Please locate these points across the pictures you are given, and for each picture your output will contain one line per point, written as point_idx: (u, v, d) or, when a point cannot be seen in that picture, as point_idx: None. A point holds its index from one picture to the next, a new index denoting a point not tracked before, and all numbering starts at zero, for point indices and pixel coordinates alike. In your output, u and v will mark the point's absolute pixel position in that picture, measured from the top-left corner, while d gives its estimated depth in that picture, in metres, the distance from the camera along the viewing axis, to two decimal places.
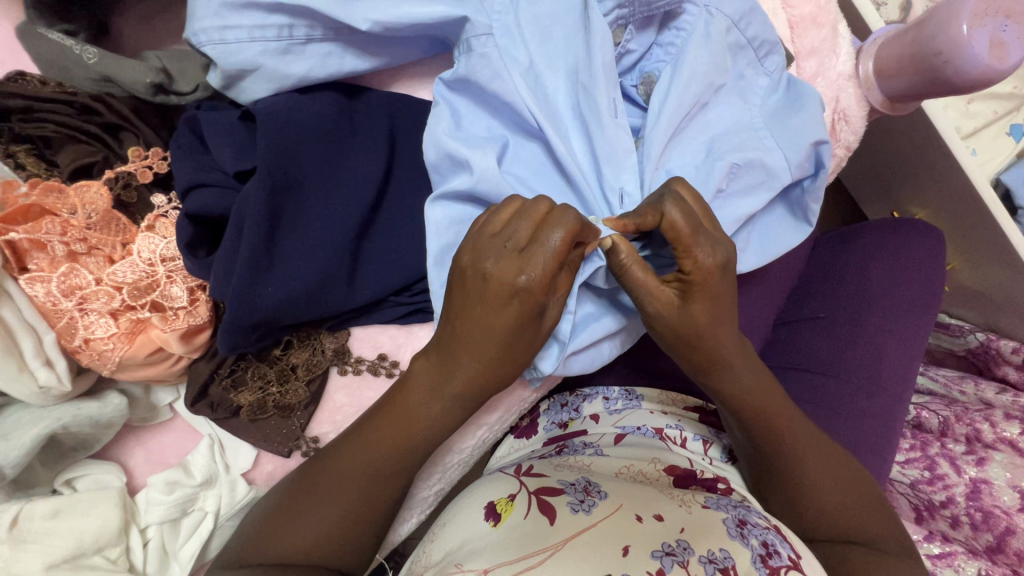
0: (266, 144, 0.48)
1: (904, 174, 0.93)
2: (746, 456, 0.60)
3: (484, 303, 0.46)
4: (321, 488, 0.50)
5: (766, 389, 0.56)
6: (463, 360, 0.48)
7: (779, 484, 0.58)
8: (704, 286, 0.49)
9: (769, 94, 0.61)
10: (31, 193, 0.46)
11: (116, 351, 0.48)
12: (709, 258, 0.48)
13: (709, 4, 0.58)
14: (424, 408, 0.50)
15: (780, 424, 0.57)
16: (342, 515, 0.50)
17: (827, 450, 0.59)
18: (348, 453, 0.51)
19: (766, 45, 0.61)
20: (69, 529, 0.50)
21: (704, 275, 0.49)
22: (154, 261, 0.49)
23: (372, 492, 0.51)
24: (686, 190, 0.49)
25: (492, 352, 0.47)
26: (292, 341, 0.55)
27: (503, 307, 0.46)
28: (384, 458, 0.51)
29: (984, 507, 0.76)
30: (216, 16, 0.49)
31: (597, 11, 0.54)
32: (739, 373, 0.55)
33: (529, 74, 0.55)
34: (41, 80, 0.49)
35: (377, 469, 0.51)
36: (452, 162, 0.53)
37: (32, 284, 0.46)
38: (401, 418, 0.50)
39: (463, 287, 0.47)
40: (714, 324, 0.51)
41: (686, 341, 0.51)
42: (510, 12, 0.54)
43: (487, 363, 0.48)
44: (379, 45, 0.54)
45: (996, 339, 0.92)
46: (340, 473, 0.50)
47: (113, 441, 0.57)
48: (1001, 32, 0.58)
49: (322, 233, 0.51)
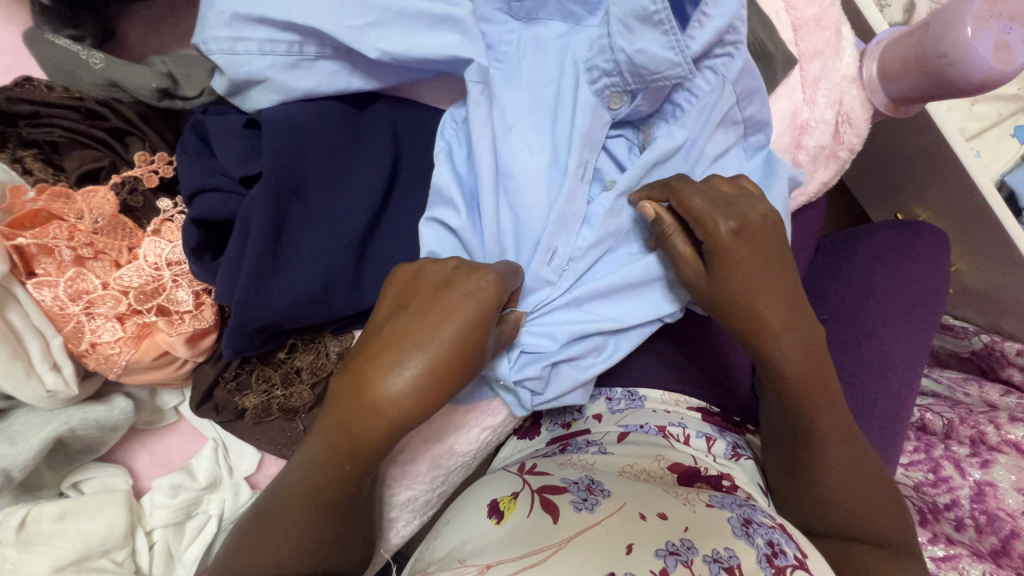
0: (273, 152, 0.49)
1: (908, 176, 0.93)
2: (782, 439, 0.61)
3: (438, 309, 0.44)
4: (285, 500, 0.48)
5: (814, 366, 0.56)
6: (403, 383, 0.42)
7: (801, 472, 0.59)
8: (727, 249, 0.53)
9: (751, 165, 0.62)
10: (39, 198, 0.46)
11: (123, 355, 0.49)
12: (722, 226, 0.52)
13: (727, 77, 0.58)
14: (359, 435, 0.44)
15: (818, 409, 0.57)
16: (293, 541, 0.47)
17: (859, 445, 0.59)
18: (303, 465, 0.48)
19: (757, 125, 0.61)
20: (76, 531, 0.50)
21: (718, 241, 0.53)
22: (160, 265, 0.49)
23: (321, 518, 0.48)
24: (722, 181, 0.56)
25: (441, 371, 0.43)
26: (297, 344, 0.55)
27: (451, 304, 0.44)
28: (329, 476, 0.47)
29: (989, 510, 0.76)
30: (229, 28, 0.49)
31: (586, 84, 0.56)
32: (789, 349, 0.55)
33: (521, 125, 0.56)
34: (48, 85, 0.50)
35: (322, 494, 0.47)
36: (442, 196, 0.55)
37: (39, 288, 0.47)
38: (342, 444, 0.45)
39: (409, 289, 0.46)
40: (754, 283, 0.53)
41: (723, 302, 0.54)
42: (513, 60, 0.57)
43: (432, 385, 0.42)
44: (388, 71, 0.54)
45: (1000, 340, 0.91)
46: (300, 486, 0.47)
47: (119, 444, 0.57)
48: (1006, 34, 0.58)
49: (327, 240, 0.51)
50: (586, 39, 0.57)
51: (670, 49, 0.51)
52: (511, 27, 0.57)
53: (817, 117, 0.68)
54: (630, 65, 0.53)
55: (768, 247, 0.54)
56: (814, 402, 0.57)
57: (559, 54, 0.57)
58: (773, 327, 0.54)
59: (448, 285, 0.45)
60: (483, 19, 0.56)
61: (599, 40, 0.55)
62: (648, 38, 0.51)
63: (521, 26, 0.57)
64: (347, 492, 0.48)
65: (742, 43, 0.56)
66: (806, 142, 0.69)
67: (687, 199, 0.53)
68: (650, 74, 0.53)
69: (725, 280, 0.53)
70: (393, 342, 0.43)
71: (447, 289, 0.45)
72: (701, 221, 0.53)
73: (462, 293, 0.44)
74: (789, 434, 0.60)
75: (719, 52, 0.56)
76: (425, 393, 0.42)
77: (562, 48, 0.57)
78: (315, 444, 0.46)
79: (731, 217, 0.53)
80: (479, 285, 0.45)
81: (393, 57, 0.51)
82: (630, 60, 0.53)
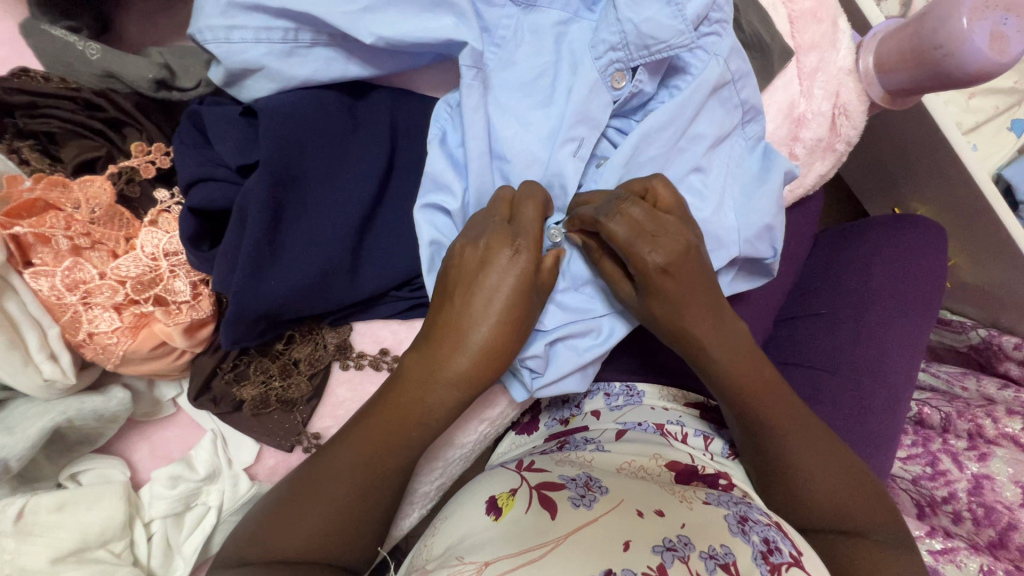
0: (269, 139, 0.49)
1: (904, 170, 0.93)
2: (744, 446, 0.62)
3: (482, 290, 0.50)
4: (316, 490, 0.50)
5: (752, 367, 0.58)
6: (468, 352, 0.50)
7: (773, 472, 0.59)
8: (654, 284, 0.52)
9: (748, 157, 0.63)
10: (36, 187, 0.46)
11: (121, 344, 0.49)
12: (649, 260, 0.51)
13: (718, 54, 0.58)
14: (426, 395, 0.51)
15: (765, 409, 0.58)
16: (330, 526, 0.50)
17: (818, 434, 0.60)
18: (345, 449, 0.51)
19: (752, 111, 0.62)
20: (74, 522, 0.50)
21: (647, 275, 0.51)
22: (157, 255, 0.49)
23: (375, 491, 0.52)
24: (638, 211, 0.52)
25: (497, 339, 0.50)
26: (295, 335, 0.56)
27: (504, 272, 0.50)
28: (376, 452, 0.51)
29: (986, 502, 0.76)
30: (224, 15, 0.49)
31: (589, 60, 0.56)
32: (723, 355, 0.56)
33: (520, 108, 0.56)
34: (44, 76, 0.50)
35: (377, 468, 0.51)
36: (438, 182, 0.56)
37: (36, 278, 0.46)
38: (408, 413, 0.51)
39: (460, 267, 0.51)
40: (685, 304, 0.54)
41: (660, 322, 0.55)
42: (512, 44, 0.56)
43: (491, 351, 0.50)
44: (382, 56, 0.54)
45: (997, 334, 0.91)
46: (339, 469, 0.50)
47: (117, 435, 0.57)
48: (1002, 25, 0.58)
49: (323, 230, 0.51)
50: (585, 25, 0.57)
51: (672, 17, 0.54)
52: (509, 11, 0.56)
53: (814, 109, 0.69)
54: (637, 34, 0.54)
55: (695, 270, 0.53)
56: (763, 403, 0.58)
57: (557, 40, 0.57)
58: (703, 342, 0.56)
59: (491, 270, 0.50)
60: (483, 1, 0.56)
61: (600, 20, 0.56)
62: (651, 8, 0.53)
63: (521, 12, 0.57)
64: (399, 463, 0.52)
65: (727, 21, 0.58)
66: (802, 135, 0.70)
67: (614, 237, 0.51)
68: (655, 43, 0.54)
69: (655, 308, 0.54)
70: (452, 320, 0.51)
71: (487, 271, 0.50)
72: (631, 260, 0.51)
73: (501, 271, 0.50)
74: (744, 436, 0.61)
75: (709, 32, 0.58)
76: (483, 356, 0.50)
77: (560, 35, 0.58)
78: (369, 423, 0.51)
79: (659, 253, 0.51)
80: (519, 261, 0.50)
81: (388, 43, 0.51)
82: (636, 30, 0.54)
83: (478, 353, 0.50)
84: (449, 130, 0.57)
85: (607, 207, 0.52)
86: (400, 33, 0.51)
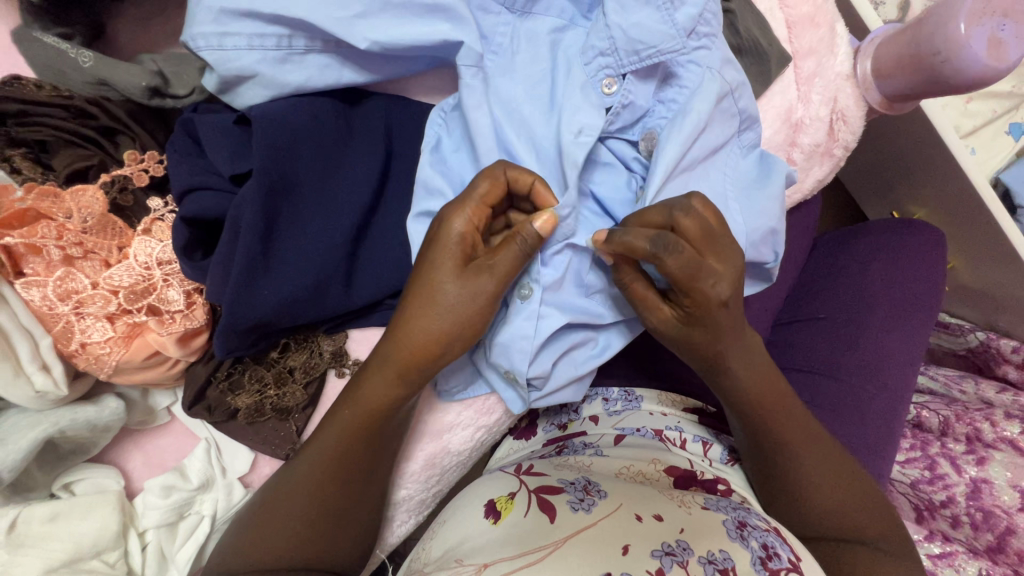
0: (264, 147, 0.49)
1: (902, 174, 0.93)
2: (748, 457, 0.62)
3: (423, 273, 0.49)
4: (293, 496, 0.51)
5: (766, 382, 0.58)
6: (412, 338, 0.49)
7: (776, 482, 0.59)
8: (709, 314, 0.51)
9: (743, 163, 0.62)
10: (27, 197, 0.46)
11: (113, 355, 0.49)
12: (713, 293, 0.49)
13: (713, 65, 0.57)
14: (377, 384, 0.50)
15: (779, 422, 0.58)
16: (299, 529, 0.50)
17: (827, 447, 0.59)
18: (312, 452, 0.51)
19: (748, 120, 0.61)
20: (67, 533, 0.49)
21: (707, 308, 0.50)
22: (150, 264, 0.49)
23: (343, 490, 0.52)
24: (696, 226, 0.48)
25: (438, 325, 0.49)
26: (291, 343, 0.56)
27: (441, 254, 0.48)
28: (337, 450, 0.51)
29: (984, 507, 0.75)
30: (216, 22, 0.49)
31: (580, 66, 0.56)
32: (739, 369, 0.57)
33: (516, 114, 0.56)
34: (36, 84, 0.49)
35: (341, 469, 0.51)
36: (429, 188, 0.55)
37: (28, 288, 0.46)
38: (366, 416, 0.51)
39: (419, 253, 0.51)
40: (721, 326, 0.53)
41: (686, 339, 0.54)
42: (508, 51, 0.56)
43: (435, 337, 0.49)
44: (376, 62, 0.54)
45: (995, 338, 0.91)
46: (308, 474, 0.51)
47: (111, 444, 0.57)
48: (999, 31, 0.58)
49: (315, 237, 0.51)
50: (579, 32, 0.57)
51: (662, 22, 0.54)
52: (505, 18, 0.56)
53: (811, 115, 0.68)
54: (626, 39, 0.54)
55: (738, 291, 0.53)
56: (772, 415, 0.58)
57: (552, 47, 0.57)
58: (726, 357, 0.56)
59: (427, 244, 0.50)
60: (481, 8, 0.56)
61: (592, 27, 0.56)
62: (640, 13, 0.54)
63: (516, 18, 0.57)
64: (365, 461, 0.52)
65: (716, 35, 0.57)
66: (800, 140, 0.70)
67: (666, 269, 0.48)
68: (645, 48, 0.54)
69: (688, 325, 0.53)
70: (398, 319, 0.50)
71: (435, 254, 0.49)
72: (691, 294, 0.49)
73: (442, 253, 0.48)
74: (752, 448, 0.60)
75: (698, 45, 0.57)
76: (418, 352, 0.49)
77: (555, 42, 0.57)
78: (334, 425, 0.51)
79: (723, 287, 0.50)
80: (443, 239, 0.48)
81: (382, 48, 0.51)
82: (625, 35, 0.54)
83: (410, 349, 0.49)
84: (443, 136, 0.57)
85: (664, 240, 0.46)
86: (395, 39, 0.51)
